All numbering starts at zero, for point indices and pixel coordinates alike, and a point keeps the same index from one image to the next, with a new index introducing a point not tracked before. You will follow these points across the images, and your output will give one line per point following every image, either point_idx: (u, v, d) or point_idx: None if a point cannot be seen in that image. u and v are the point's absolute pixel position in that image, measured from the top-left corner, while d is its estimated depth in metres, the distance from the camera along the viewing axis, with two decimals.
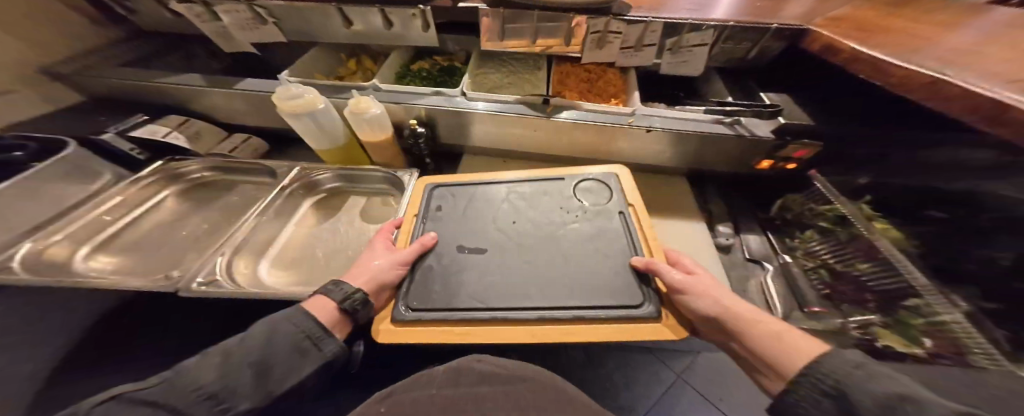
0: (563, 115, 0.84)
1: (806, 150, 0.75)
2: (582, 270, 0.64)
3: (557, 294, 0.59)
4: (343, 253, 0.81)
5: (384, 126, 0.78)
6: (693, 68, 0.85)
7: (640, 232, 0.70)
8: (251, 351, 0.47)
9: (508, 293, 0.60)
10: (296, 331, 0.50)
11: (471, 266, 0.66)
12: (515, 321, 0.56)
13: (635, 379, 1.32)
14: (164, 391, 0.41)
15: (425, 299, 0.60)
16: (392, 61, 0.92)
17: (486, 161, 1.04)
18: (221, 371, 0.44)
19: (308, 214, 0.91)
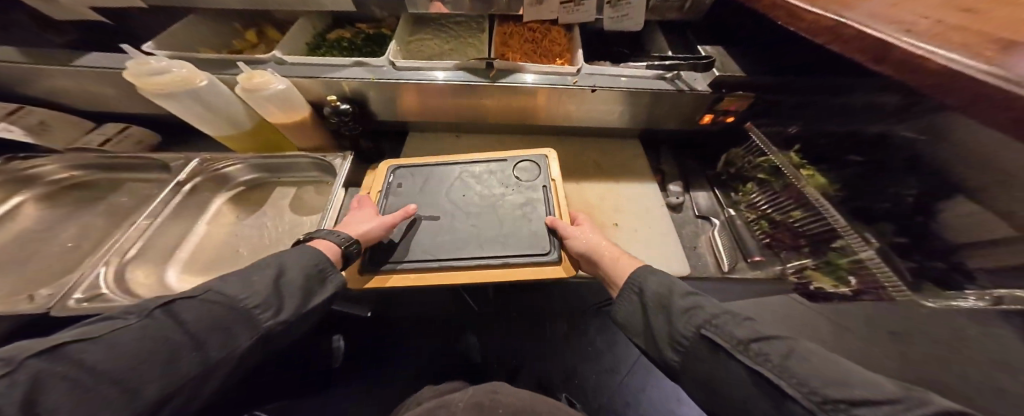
0: (508, 79, 0.76)
1: (741, 102, 0.75)
2: (511, 228, 0.66)
3: (495, 244, 0.63)
4: (268, 250, 0.77)
5: (299, 107, 0.69)
6: (634, 23, 0.80)
7: (556, 199, 0.71)
8: (284, 273, 0.47)
9: (451, 247, 0.63)
10: (313, 263, 0.50)
11: (421, 230, 0.66)
12: (454, 269, 0.60)
13: (615, 341, 1.35)
14: (211, 299, 0.41)
15: (390, 253, 0.63)
16: (303, 25, 0.80)
17: (432, 137, 0.96)
18: (259, 288, 0.45)
19: (224, 212, 0.85)
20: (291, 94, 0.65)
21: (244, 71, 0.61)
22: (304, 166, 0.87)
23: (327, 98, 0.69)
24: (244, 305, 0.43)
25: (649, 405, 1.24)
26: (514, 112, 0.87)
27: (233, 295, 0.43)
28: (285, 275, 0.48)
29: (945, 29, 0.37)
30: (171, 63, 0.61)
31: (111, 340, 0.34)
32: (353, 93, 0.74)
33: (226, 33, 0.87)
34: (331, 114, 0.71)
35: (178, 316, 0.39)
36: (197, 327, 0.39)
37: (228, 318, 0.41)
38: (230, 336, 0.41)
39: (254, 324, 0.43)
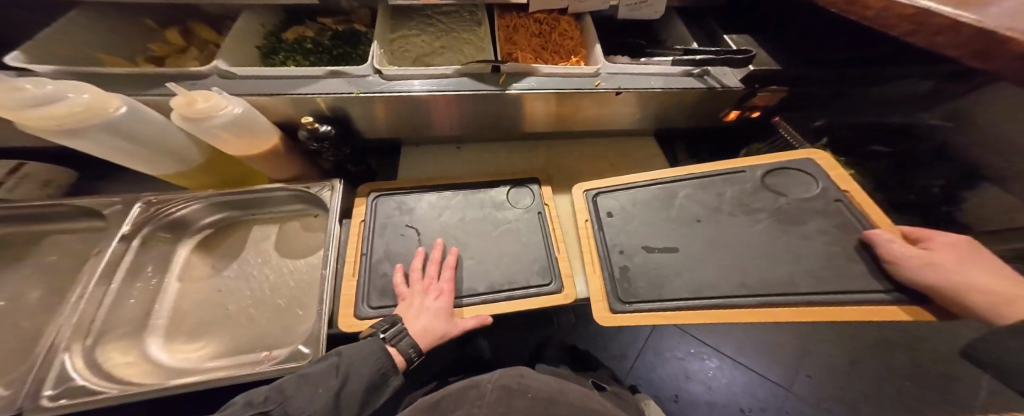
0: (520, 86, 0.64)
1: (772, 97, 0.69)
2: (790, 258, 0.53)
3: (779, 273, 0.51)
4: (268, 303, 0.61)
5: (267, 132, 0.51)
6: (653, 10, 0.71)
7: (862, 217, 0.56)
8: (349, 383, 0.41)
9: (720, 282, 0.51)
10: (376, 367, 0.43)
11: (669, 263, 0.55)
12: (738, 309, 0.48)
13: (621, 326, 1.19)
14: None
15: (631, 289, 0.53)
16: (247, 20, 0.57)
17: (428, 153, 0.83)
18: (322, 407, 0.38)
19: (194, 264, 0.65)
20: (252, 115, 0.47)
21: (179, 95, 0.42)
22: (281, 202, 0.69)
23: (300, 120, 0.52)
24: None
25: (660, 386, 1.09)
26: (523, 118, 0.75)
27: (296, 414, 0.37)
28: (348, 383, 0.41)
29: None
30: (59, 84, 0.40)
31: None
32: (332, 111, 0.58)
33: (134, 38, 0.66)
34: (306, 141, 0.56)
35: None
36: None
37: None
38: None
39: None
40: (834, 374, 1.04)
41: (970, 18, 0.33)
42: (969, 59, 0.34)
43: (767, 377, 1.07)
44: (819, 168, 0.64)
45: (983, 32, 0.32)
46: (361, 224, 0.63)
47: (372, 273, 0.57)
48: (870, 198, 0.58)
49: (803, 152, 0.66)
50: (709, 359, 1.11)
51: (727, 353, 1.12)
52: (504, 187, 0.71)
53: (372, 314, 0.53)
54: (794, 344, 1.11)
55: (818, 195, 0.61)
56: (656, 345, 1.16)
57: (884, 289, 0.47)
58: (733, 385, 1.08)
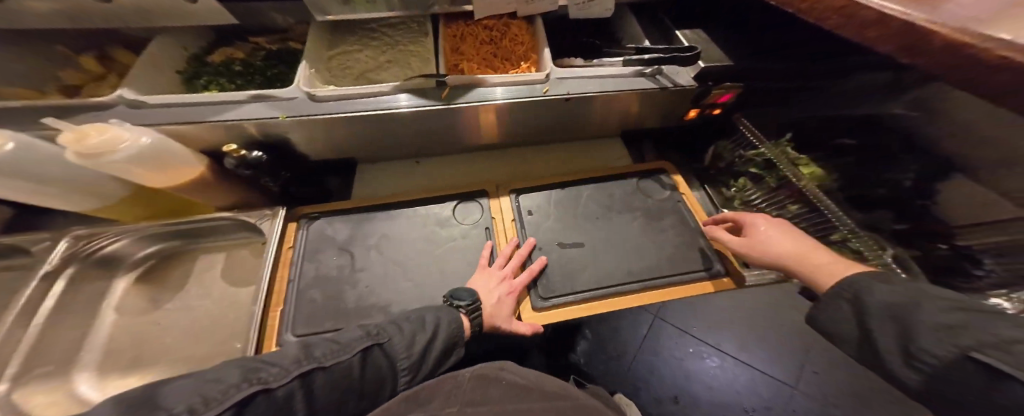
0: (466, 99, 0.59)
1: (729, 94, 0.67)
2: (652, 251, 0.68)
3: (650, 263, 0.67)
4: (202, 337, 0.59)
5: (189, 161, 0.49)
6: (604, 7, 0.69)
7: (694, 211, 0.72)
8: (439, 338, 0.49)
9: (609, 271, 0.67)
10: (457, 329, 0.52)
11: (577, 261, 0.69)
12: (620, 293, 0.65)
13: (619, 327, 1.16)
14: (384, 350, 0.44)
15: (550, 286, 0.66)
16: (165, 44, 0.54)
17: (386, 169, 0.81)
18: (416, 352, 0.46)
19: (130, 298, 0.63)
20: (167, 145, 0.45)
21: (67, 129, 0.40)
22: (225, 230, 0.66)
23: (224, 146, 0.50)
24: (400, 367, 0.45)
25: (658, 384, 1.06)
26: (477, 127, 0.72)
27: (396, 354, 0.44)
28: (434, 343, 0.48)
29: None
30: None
31: (333, 374, 0.37)
32: (266, 136, 0.56)
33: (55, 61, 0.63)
34: (234, 169, 0.52)
35: (359, 369, 0.40)
36: (369, 382, 0.41)
37: (387, 375, 0.43)
38: (378, 394, 0.42)
39: (393, 387, 0.44)
40: (841, 371, 1.03)
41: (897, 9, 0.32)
42: (896, 53, 0.33)
43: (771, 374, 1.04)
44: (670, 179, 0.77)
45: (908, 26, 0.30)
46: (290, 250, 0.63)
47: (303, 301, 0.59)
48: (699, 196, 0.74)
49: (659, 162, 0.81)
50: (710, 358, 1.08)
51: (728, 351, 1.09)
52: (451, 203, 0.74)
53: (295, 341, 0.55)
54: (793, 340, 1.08)
55: (669, 195, 0.75)
56: (654, 346, 1.12)
57: (708, 267, 0.65)
58: (735, 384, 1.04)
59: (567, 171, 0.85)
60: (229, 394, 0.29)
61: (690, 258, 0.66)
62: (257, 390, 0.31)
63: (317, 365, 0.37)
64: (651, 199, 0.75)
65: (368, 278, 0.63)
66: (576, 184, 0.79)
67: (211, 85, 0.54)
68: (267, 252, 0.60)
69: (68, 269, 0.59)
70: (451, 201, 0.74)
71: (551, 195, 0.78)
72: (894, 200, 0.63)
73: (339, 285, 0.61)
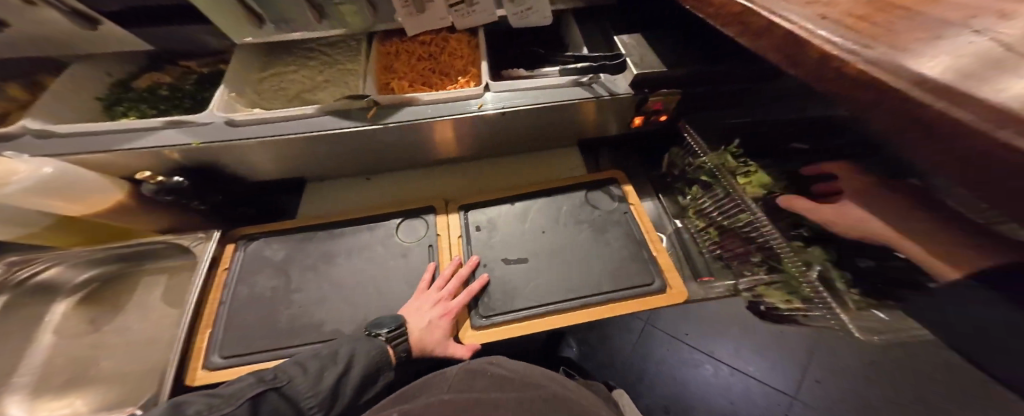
0: (392, 119, 0.57)
1: (669, 100, 0.65)
2: (596, 266, 0.67)
3: (593, 279, 0.66)
4: (132, 361, 0.60)
5: (104, 189, 0.50)
6: (542, 15, 0.67)
7: (641, 223, 0.70)
8: (347, 375, 0.51)
9: (553, 288, 0.66)
10: (373, 361, 0.53)
11: (519, 277, 0.68)
12: (561, 311, 0.63)
13: (607, 335, 1.13)
14: (288, 390, 0.47)
15: (491, 304, 0.65)
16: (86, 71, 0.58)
17: (337, 186, 0.80)
18: (320, 391, 0.49)
19: (71, 321, 0.64)
20: (75, 173, 0.46)
21: None
22: (166, 254, 0.67)
23: (139, 174, 0.50)
24: (304, 406, 0.48)
25: (647, 392, 1.03)
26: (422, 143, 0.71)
27: (298, 394, 0.48)
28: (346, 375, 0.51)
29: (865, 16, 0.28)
30: None
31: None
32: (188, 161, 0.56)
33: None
34: (156, 196, 0.52)
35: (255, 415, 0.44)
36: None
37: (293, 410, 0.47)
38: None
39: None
40: (846, 375, 0.98)
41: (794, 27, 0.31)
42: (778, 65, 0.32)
43: (768, 384, 1.00)
44: (620, 189, 0.76)
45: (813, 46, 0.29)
46: (224, 271, 0.63)
47: (232, 323, 0.59)
48: (646, 206, 0.72)
49: (610, 173, 0.79)
50: (705, 366, 1.04)
51: (722, 358, 1.05)
52: (396, 221, 0.72)
53: (221, 364, 0.55)
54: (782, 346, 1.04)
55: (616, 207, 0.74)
56: (644, 353, 1.09)
57: (654, 280, 0.62)
58: (729, 392, 1.00)
59: (520, 183, 0.84)
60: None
61: (634, 273, 0.64)
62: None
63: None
64: (598, 211, 0.74)
65: (302, 298, 0.62)
66: (526, 198, 0.78)
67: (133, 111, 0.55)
68: (197, 272, 0.61)
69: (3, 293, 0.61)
70: (398, 219, 0.72)
71: (499, 209, 0.76)
72: None
73: (271, 306, 0.61)
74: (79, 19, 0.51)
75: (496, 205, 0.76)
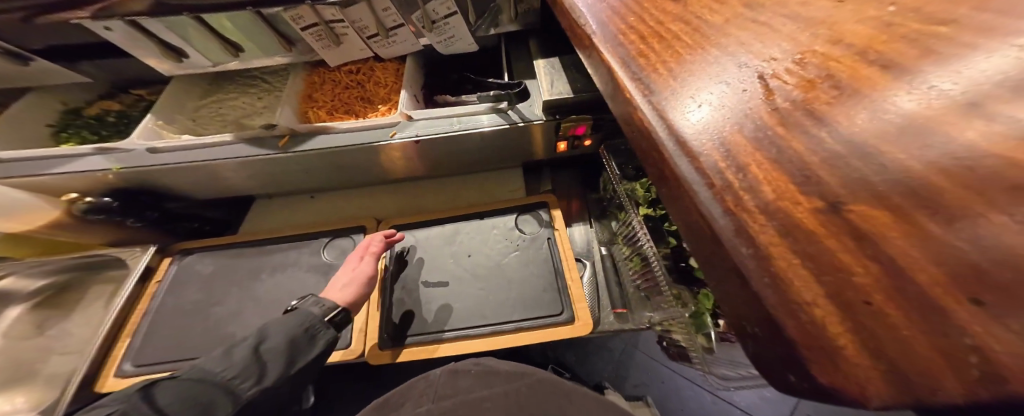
0: (305, 146, 0.61)
1: (583, 126, 0.64)
2: (512, 291, 0.67)
3: (508, 306, 0.65)
4: (65, 363, 0.68)
5: (41, 208, 0.56)
6: (466, 42, 0.69)
7: (563, 249, 0.71)
8: (270, 338, 0.50)
9: (470, 312, 0.66)
10: (295, 325, 0.51)
11: (437, 300, 0.67)
12: (474, 337, 0.63)
13: (585, 354, 1.09)
14: (209, 368, 0.47)
15: (403, 327, 0.65)
16: (41, 99, 0.66)
17: (283, 204, 0.84)
18: (240, 363, 0.47)
19: (19, 325, 0.72)
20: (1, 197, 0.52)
21: None
22: (110, 265, 0.73)
23: (68, 197, 0.56)
24: (223, 378, 0.46)
25: None
26: (354, 170, 0.74)
27: (213, 369, 0.47)
28: (261, 346, 0.49)
29: (677, 64, 0.27)
30: None
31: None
32: (121, 184, 0.60)
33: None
34: (84, 214, 0.58)
35: (163, 401, 0.44)
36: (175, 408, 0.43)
37: (211, 394, 0.45)
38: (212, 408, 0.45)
39: (238, 394, 0.46)
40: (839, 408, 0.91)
41: (624, 77, 0.30)
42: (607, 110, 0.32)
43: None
44: (548, 213, 0.77)
45: (630, 103, 0.29)
46: (156, 284, 0.68)
47: (151, 333, 0.63)
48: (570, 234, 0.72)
49: (543, 196, 0.80)
50: (688, 390, 1.00)
51: (705, 385, 1.00)
52: (325, 240, 0.75)
53: (130, 372, 0.59)
54: None
55: (541, 232, 0.75)
56: (619, 373, 1.05)
57: (564, 312, 0.63)
58: None
59: (460, 205, 0.86)
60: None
61: (544, 302, 0.65)
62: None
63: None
64: (524, 237, 0.74)
65: (220, 311, 0.66)
66: (458, 219, 0.78)
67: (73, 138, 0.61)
68: (126, 287, 0.66)
69: None
70: (327, 237, 0.75)
71: (428, 232, 0.77)
72: None
73: (192, 318, 0.65)
74: (9, 57, 0.58)
75: (426, 227, 0.77)
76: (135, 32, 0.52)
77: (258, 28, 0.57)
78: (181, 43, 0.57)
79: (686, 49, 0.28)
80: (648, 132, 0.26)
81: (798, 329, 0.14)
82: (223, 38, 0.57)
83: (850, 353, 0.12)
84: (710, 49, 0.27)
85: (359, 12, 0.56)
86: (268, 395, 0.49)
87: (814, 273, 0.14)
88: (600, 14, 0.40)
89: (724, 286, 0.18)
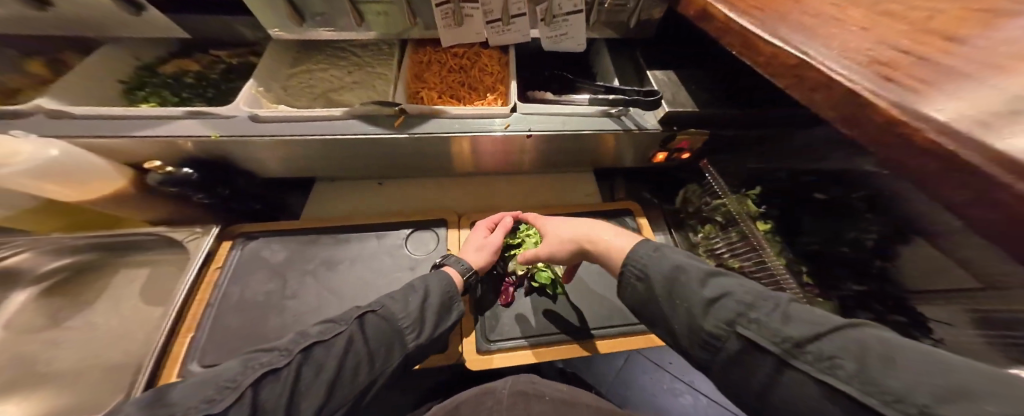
0: (421, 129, 0.58)
1: (695, 140, 0.65)
2: (607, 295, 0.67)
3: (604, 309, 0.65)
4: (89, 361, 0.54)
5: (112, 179, 0.48)
6: (576, 42, 0.66)
7: None
8: (431, 294, 0.49)
9: (567, 316, 0.65)
10: (446, 284, 0.51)
11: (533, 302, 0.66)
12: (574, 342, 0.61)
13: (592, 358, 1.11)
14: (383, 308, 0.45)
15: (498, 328, 0.62)
16: (113, 52, 0.57)
17: (346, 189, 0.78)
18: (413, 310, 0.46)
19: (26, 314, 0.59)
20: (78, 160, 0.44)
21: None
22: (154, 246, 0.62)
23: (148, 163, 0.49)
24: (401, 326, 0.44)
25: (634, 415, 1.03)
26: (441, 159, 0.70)
27: (395, 313, 0.45)
28: (428, 300, 0.48)
29: (937, 75, 0.27)
30: None
31: (335, 342, 0.40)
32: (203, 153, 0.53)
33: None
34: (159, 185, 0.51)
35: (364, 332, 0.42)
36: (375, 342, 0.42)
37: (393, 338, 0.43)
38: (390, 353, 0.43)
39: (403, 346, 0.44)
40: None
41: (862, 92, 0.30)
42: (836, 122, 0.34)
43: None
44: (634, 220, 0.78)
45: (886, 122, 0.28)
46: (216, 271, 0.59)
47: (217, 329, 0.53)
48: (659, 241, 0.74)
49: (625, 203, 0.80)
50: (684, 395, 1.06)
51: (703, 389, 1.06)
52: (405, 231, 0.70)
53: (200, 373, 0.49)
54: None
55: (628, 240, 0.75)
56: (626, 382, 1.09)
57: None
58: None
59: (536, 204, 0.83)
60: (240, 383, 0.35)
61: None
62: (268, 369, 0.36)
63: (317, 340, 0.40)
64: None
65: (297, 305, 0.57)
66: (541, 217, 0.78)
67: (150, 100, 0.55)
68: (190, 269, 0.57)
69: None
70: (408, 229, 0.70)
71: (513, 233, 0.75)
72: (848, 264, 0.60)
73: (266, 312, 0.56)
74: (126, 4, 0.51)
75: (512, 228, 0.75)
76: None
77: (393, 2, 0.55)
78: (304, 5, 0.53)
79: (932, 71, 0.29)
80: (932, 150, 0.24)
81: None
82: (354, 7, 0.54)
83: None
84: None
85: None
86: (421, 353, 0.46)
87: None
88: (784, 28, 0.41)
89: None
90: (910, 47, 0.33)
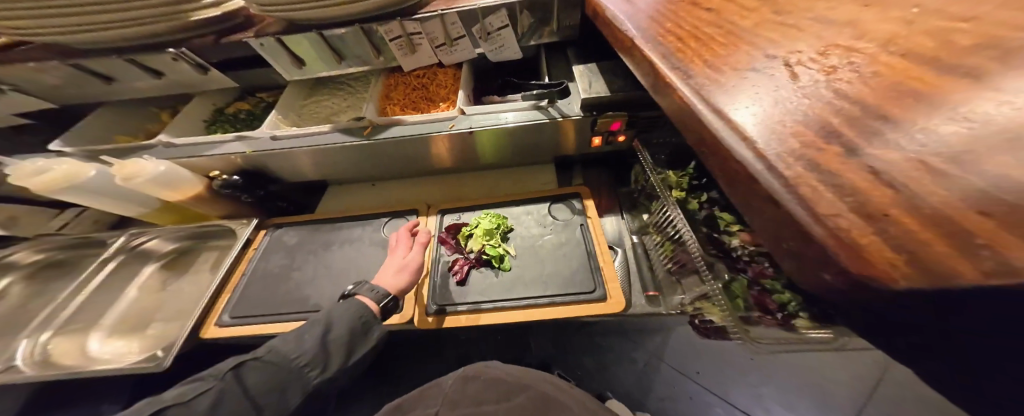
0: (384, 134, 0.76)
1: (619, 121, 0.71)
2: (547, 269, 0.75)
3: (543, 282, 0.73)
4: (180, 312, 0.83)
5: (193, 183, 0.75)
6: (512, 50, 0.78)
7: (593, 234, 0.78)
8: (311, 340, 0.59)
9: (507, 288, 0.73)
10: (349, 323, 0.61)
11: (479, 276, 0.76)
12: (513, 308, 0.70)
13: (606, 362, 1.17)
14: (269, 357, 0.57)
15: (446, 295, 0.74)
16: (200, 102, 0.89)
17: (349, 190, 0.99)
18: (308, 353, 0.58)
19: (151, 280, 0.91)
20: (175, 173, 0.71)
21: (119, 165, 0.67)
22: (222, 234, 0.90)
23: (212, 174, 0.74)
24: (295, 366, 0.57)
25: None
26: (410, 161, 0.87)
27: (285, 356, 0.58)
28: (325, 336, 0.60)
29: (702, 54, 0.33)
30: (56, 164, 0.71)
31: (197, 401, 0.53)
32: (247, 164, 0.78)
33: (140, 115, 0.95)
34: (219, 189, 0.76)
35: (246, 380, 0.55)
36: (259, 387, 0.55)
37: (286, 374, 0.57)
38: (287, 390, 0.56)
39: (307, 381, 0.58)
40: None
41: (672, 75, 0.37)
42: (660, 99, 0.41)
43: None
44: (581, 203, 0.84)
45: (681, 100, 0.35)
46: (253, 250, 0.83)
47: (247, 289, 0.76)
48: (601, 218, 0.80)
49: (575, 188, 0.87)
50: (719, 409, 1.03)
51: (739, 404, 1.03)
52: (385, 219, 0.88)
53: (228, 321, 0.71)
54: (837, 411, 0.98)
55: (574, 217, 0.82)
56: (645, 387, 1.11)
57: (596, 291, 0.69)
58: None
59: (498, 191, 0.95)
60: None
61: (577, 280, 0.71)
62: None
63: (173, 403, 0.52)
64: (557, 222, 0.82)
65: (298, 276, 0.78)
66: (500, 204, 0.88)
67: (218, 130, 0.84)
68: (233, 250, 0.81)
69: (114, 255, 0.90)
70: (387, 217, 0.88)
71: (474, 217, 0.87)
72: None
73: (279, 279, 0.77)
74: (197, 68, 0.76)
75: (473, 213, 0.87)
76: (278, 47, 0.72)
77: (360, 41, 0.73)
78: (303, 54, 0.75)
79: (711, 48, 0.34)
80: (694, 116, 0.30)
81: (839, 248, 0.18)
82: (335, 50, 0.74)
83: (873, 252, 0.17)
84: (754, 49, 0.33)
85: (433, 26, 0.70)
86: (327, 384, 0.60)
87: (841, 198, 0.19)
88: (640, 21, 0.49)
89: (764, 219, 0.24)
90: (733, 29, 0.38)
